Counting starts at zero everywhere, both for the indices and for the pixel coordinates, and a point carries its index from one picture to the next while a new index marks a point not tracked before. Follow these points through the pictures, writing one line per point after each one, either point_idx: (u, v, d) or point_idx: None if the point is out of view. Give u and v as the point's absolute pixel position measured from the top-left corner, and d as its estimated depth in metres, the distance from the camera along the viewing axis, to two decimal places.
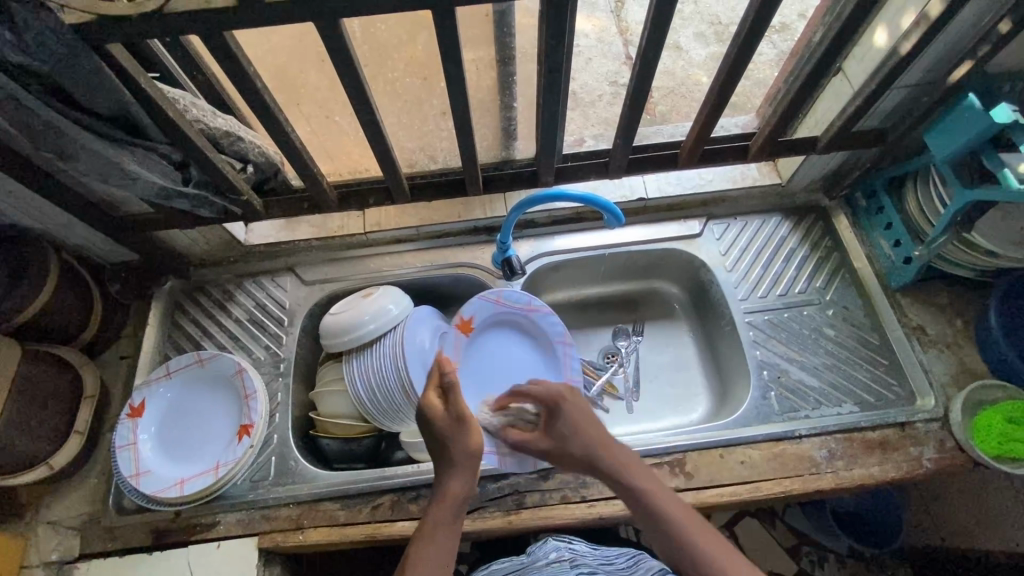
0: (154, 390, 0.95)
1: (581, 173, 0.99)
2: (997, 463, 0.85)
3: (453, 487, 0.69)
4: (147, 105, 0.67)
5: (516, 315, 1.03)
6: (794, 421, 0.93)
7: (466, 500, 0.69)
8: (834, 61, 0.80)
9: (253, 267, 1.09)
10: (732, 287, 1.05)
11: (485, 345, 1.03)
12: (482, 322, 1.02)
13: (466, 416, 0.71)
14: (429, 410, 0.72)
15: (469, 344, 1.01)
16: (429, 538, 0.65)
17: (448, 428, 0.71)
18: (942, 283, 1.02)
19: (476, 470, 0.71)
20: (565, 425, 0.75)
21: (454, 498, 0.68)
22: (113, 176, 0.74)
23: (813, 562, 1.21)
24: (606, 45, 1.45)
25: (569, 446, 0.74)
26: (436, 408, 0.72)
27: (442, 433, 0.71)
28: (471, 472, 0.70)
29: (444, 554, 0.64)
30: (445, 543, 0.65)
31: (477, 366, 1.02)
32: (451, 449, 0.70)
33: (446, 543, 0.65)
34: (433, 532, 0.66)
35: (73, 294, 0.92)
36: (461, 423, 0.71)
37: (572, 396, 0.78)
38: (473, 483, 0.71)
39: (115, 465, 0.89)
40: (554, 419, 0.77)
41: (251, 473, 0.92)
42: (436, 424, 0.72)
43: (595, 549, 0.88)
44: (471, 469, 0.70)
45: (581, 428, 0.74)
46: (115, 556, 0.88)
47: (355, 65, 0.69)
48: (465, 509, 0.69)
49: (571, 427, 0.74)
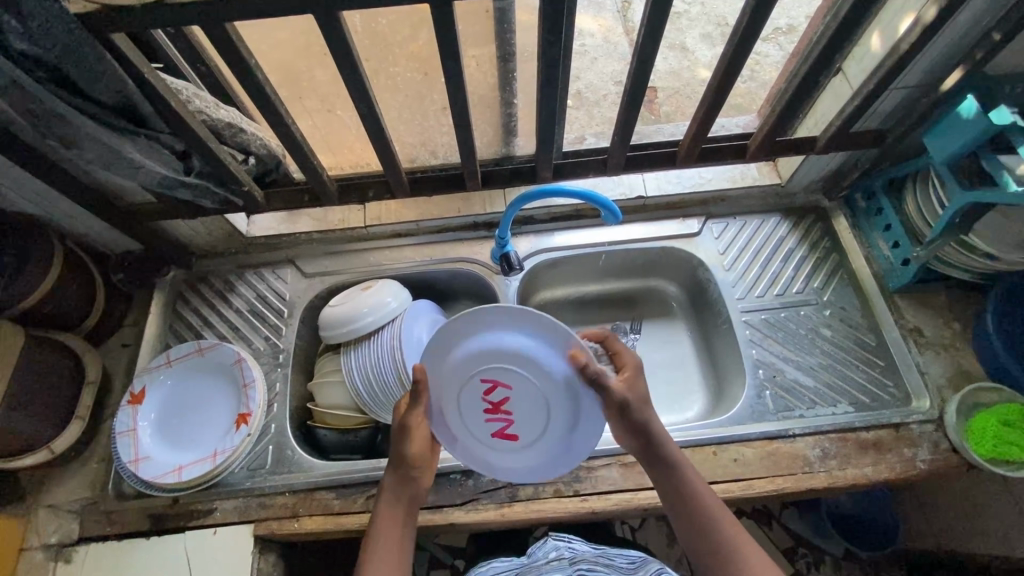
0: (154, 378, 0.96)
1: (580, 170, 1.00)
2: (991, 465, 0.85)
3: (391, 484, 0.72)
4: (150, 95, 0.68)
5: (445, 378, 0.71)
6: (788, 420, 0.94)
7: (411, 495, 0.72)
8: (831, 61, 0.81)
9: (254, 258, 1.10)
10: (729, 286, 1.06)
11: (471, 359, 0.70)
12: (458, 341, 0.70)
13: (413, 426, 0.72)
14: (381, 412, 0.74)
15: (472, 342, 0.69)
16: (376, 534, 0.69)
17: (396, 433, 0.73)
18: (940, 286, 1.02)
19: (417, 474, 0.72)
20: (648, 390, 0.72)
21: (394, 496, 0.71)
22: (115, 164, 0.75)
23: (809, 564, 1.21)
24: (612, 45, 1.46)
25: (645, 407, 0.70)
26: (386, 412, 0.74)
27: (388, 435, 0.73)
28: (411, 474, 0.72)
29: (393, 554, 0.67)
30: (395, 536, 0.69)
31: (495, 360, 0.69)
32: (397, 451, 0.72)
33: (399, 541, 0.68)
34: (383, 524, 0.69)
35: (75, 282, 0.94)
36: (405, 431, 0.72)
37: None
38: (415, 481, 0.72)
39: (115, 451, 0.90)
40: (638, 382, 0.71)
41: (249, 461, 0.93)
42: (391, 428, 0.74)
43: (595, 548, 0.87)
44: (408, 472, 0.72)
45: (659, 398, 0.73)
46: (113, 541, 0.89)
47: (353, 56, 0.69)
48: (412, 503, 0.72)
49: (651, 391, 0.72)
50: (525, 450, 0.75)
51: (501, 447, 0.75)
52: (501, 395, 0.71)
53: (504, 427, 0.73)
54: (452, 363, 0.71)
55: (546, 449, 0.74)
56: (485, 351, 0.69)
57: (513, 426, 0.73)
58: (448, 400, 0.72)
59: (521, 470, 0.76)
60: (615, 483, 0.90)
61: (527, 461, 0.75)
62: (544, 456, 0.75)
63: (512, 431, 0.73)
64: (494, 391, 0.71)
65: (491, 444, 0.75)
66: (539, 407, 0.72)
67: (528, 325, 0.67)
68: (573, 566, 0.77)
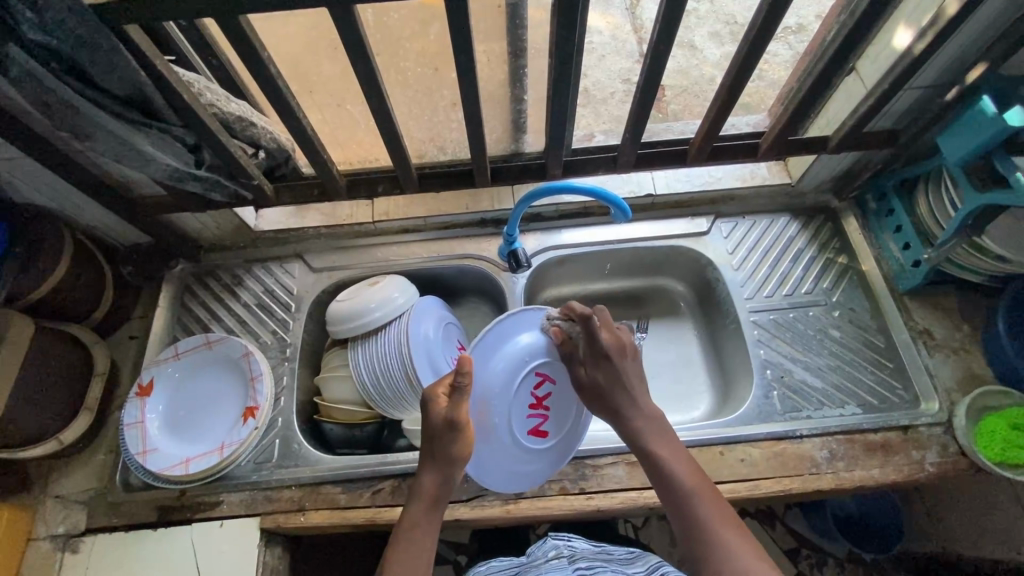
0: (162, 369, 0.96)
1: (590, 167, 1.00)
2: (1001, 469, 0.84)
3: (430, 484, 0.68)
4: (162, 88, 0.68)
5: (496, 384, 0.80)
6: (796, 421, 0.93)
7: (443, 496, 0.69)
8: (845, 60, 0.80)
9: (263, 253, 1.10)
10: (738, 285, 1.05)
11: (517, 360, 0.82)
12: (503, 346, 0.82)
13: (464, 423, 0.69)
14: (432, 401, 0.70)
15: (518, 345, 0.82)
16: (407, 540, 0.65)
17: (441, 429, 0.69)
18: (951, 288, 1.01)
19: (456, 474, 0.70)
20: (616, 374, 0.75)
21: (430, 494, 0.68)
22: (127, 157, 0.76)
23: (812, 565, 1.21)
24: (619, 42, 1.45)
25: (608, 392, 0.75)
26: (438, 402, 0.70)
27: (433, 430, 0.69)
28: (450, 474, 0.69)
29: (424, 553, 0.65)
30: (423, 544, 0.65)
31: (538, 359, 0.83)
32: (441, 448, 0.69)
33: (426, 539, 0.66)
34: (415, 528, 0.66)
35: (85, 273, 0.94)
36: (455, 430, 0.69)
37: (634, 351, 0.78)
38: (450, 484, 0.70)
39: (123, 442, 0.90)
40: (601, 363, 0.76)
41: (255, 455, 0.93)
42: (431, 424, 0.70)
43: (595, 545, 0.84)
44: (450, 472, 0.69)
45: (632, 386, 0.75)
46: (120, 532, 0.89)
47: (366, 49, 0.70)
48: (443, 506, 0.69)
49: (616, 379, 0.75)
50: (545, 449, 0.86)
51: (529, 445, 0.84)
52: (546, 391, 0.84)
53: (538, 423, 0.85)
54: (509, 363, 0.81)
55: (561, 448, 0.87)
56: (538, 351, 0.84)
57: (544, 422, 0.85)
58: (499, 406, 0.80)
59: (535, 469, 0.86)
60: (621, 481, 0.90)
61: (541, 457, 0.86)
62: (565, 449, 0.88)
63: (542, 428, 0.85)
64: (540, 386, 0.84)
65: (522, 442, 0.83)
66: (567, 398, 0.86)
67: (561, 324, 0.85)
68: (573, 564, 0.74)
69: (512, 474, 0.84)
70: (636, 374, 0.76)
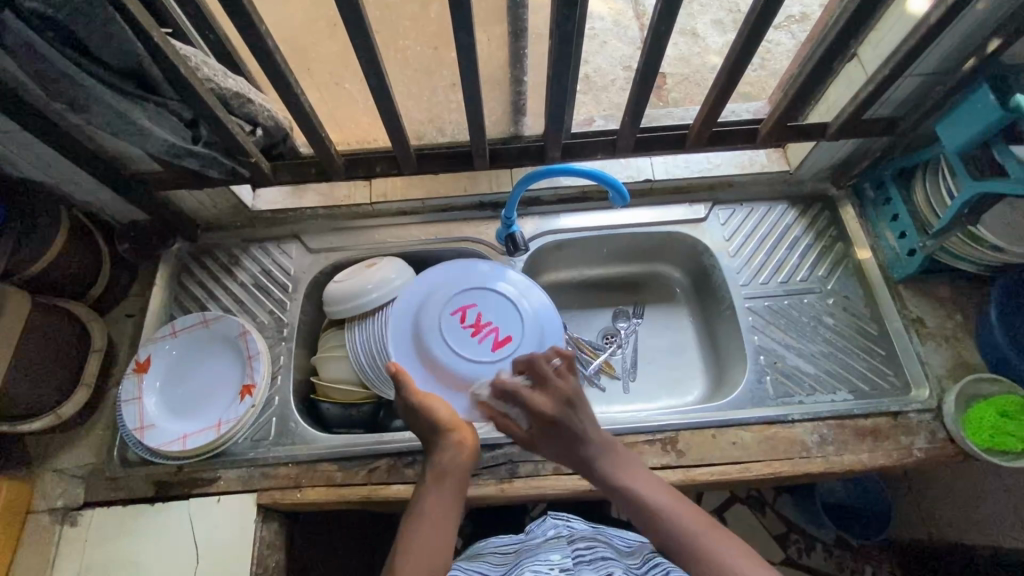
0: (160, 346, 0.97)
1: (589, 150, 0.99)
2: (986, 454, 0.86)
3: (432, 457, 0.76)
4: (159, 61, 0.67)
5: (421, 331, 0.94)
6: (787, 406, 0.94)
7: (447, 470, 0.74)
8: (847, 45, 0.79)
9: (260, 233, 1.10)
10: (734, 272, 1.06)
11: (429, 307, 0.96)
12: (415, 308, 0.96)
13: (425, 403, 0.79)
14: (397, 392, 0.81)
15: (424, 299, 0.97)
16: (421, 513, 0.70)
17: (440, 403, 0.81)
18: (945, 278, 1.02)
19: (445, 438, 0.77)
20: (563, 434, 0.78)
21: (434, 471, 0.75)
22: (123, 131, 0.74)
23: (800, 550, 1.23)
24: (621, 29, 1.44)
25: (563, 450, 0.79)
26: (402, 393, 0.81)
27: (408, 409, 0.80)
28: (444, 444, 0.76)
29: (439, 525, 0.68)
30: (438, 512, 0.70)
31: (442, 296, 0.97)
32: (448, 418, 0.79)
33: (444, 515, 0.70)
34: (428, 501, 0.71)
35: (82, 248, 0.94)
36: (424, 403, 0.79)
37: (581, 399, 0.80)
38: (445, 448, 0.76)
39: (120, 417, 0.91)
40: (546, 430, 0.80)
41: (252, 432, 0.94)
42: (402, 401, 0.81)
43: (593, 527, 0.83)
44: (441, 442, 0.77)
45: (586, 435, 0.77)
46: (118, 506, 0.90)
47: (365, 25, 0.70)
48: (452, 478, 0.74)
49: (568, 440, 0.78)
50: (519, 349, 0.95)
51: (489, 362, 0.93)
52: (472, 317, 0.96)
53: (494, 337, 0.95)
54: (427, 297, 0.97)
55: (529, 333, 0.96)
56: (455, 278, 0.99)
57: (497, 332, 0.95)
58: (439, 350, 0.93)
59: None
60: None
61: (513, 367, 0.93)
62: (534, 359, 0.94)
63: (500, 335, 0.95)
64: (467, 314, 0.96)
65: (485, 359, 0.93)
66: (501, 310, 0.97)
67: (456, 273, 0.99)
68: (572, 545, 0.72)
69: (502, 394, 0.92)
70: (588, 421, 0.78)
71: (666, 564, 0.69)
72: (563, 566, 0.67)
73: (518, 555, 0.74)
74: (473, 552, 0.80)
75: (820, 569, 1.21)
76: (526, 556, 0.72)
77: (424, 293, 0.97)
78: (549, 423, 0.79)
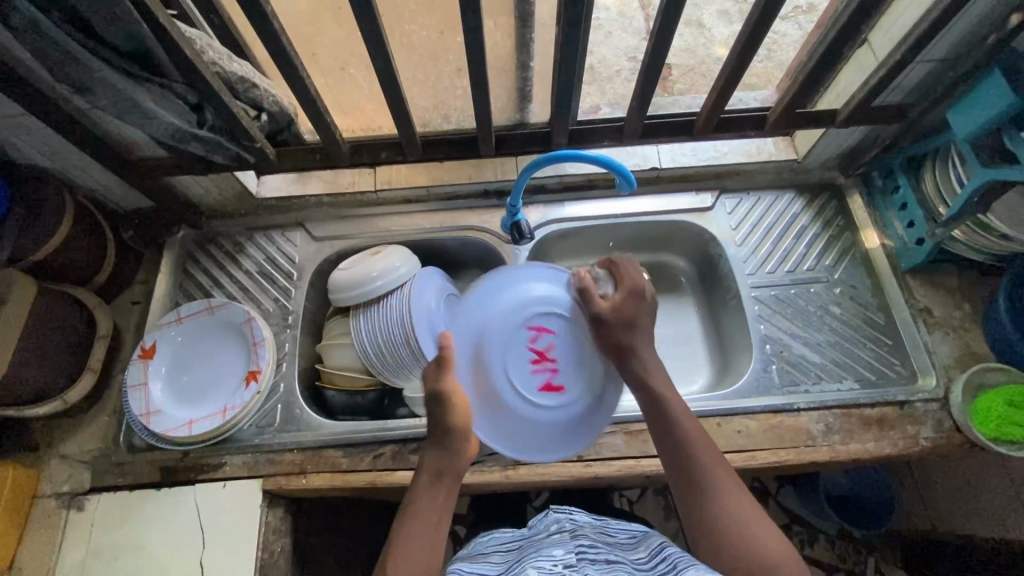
0: (165, 333, 0.97)
1: (595, 137, 0.99)
2: (994, 444, 0.85)
3: (432, 459, 0.71)
4: (164, 42, 0.67)
5: (479, 339, 0.78)
6: (793, 395, 0.94)
7: (443, 472, 0.70)
8: (859, 29, 0.79)
9: (264, 220, 1.10)
10: (741, 261, 1.05)
11: (500, 316, 0.79)
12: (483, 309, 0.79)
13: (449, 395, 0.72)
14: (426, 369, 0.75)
15: (495, 304, 0.80)
16: (413, 515, 0.66)
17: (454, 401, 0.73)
18: (953, 268, 1.01)
19: (455, 445, 0.71)
20: (644, 309, 0.80)
21: (431, 472, 0.70)
22: (129, 114, 0.74)
23: (803, 541, 1.23)
24: (626, 19, 1.42)
25: (627, 322, 0.77)
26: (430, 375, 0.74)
27: (427, 401, 0.73)
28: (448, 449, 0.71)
29: (430, 534, 0.65)
30: (431, 518, 0.66)
31: (516, 308, 0.80)
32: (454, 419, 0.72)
33: (434, 521, 0.66)
34: (419, 507, 0.67)
35: (87, 235, 0.94)
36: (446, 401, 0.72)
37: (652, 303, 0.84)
38: (449, 454, 0.71)
39: (126, 403, 0.92)
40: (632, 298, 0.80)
41: (257, 419, 0.94)
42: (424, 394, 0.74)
43: (596, 519, 0.80)
44: (447, 446, 0.71)
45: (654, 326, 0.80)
46: (124, 491, 0.91)
47: (372, 7, 0.69)
48: (449, 482, 0.70)
49: (639, 316, 0.79)
50: (563, 406, 0.79)
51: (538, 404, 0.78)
52: (546, 342, 0.80)
53: (551, 378, 0.79)
54: (507, 298, 0.80)
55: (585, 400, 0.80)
56: (542, 293, 0.81)
57: (556, 376, 0.80)
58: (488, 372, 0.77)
59: (546, 428, 0.79)
60: (619, 450, 0.90)
61: (561, 417, 0.80)
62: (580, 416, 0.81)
63: (557, 380, 0.80)
64: (540, 340, 0.80)
65: (533, 399, 0.78)
66: (576, 348, 0.81)
67: (539, 284, 0.82)
68: (575, 540, 0.70)
69: (535, 438, 0.80)
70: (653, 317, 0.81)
71: (675, 558, 0.64)
72: (568, 561, 0.63)
73: (518, 552, 0.69)
74: (468, 551, 0.74)
75: (823, 561, 1.21)
76: (528, 553, 0.68)
77: (496, 296, 0.80)
78: (637, 294, 0.80)
